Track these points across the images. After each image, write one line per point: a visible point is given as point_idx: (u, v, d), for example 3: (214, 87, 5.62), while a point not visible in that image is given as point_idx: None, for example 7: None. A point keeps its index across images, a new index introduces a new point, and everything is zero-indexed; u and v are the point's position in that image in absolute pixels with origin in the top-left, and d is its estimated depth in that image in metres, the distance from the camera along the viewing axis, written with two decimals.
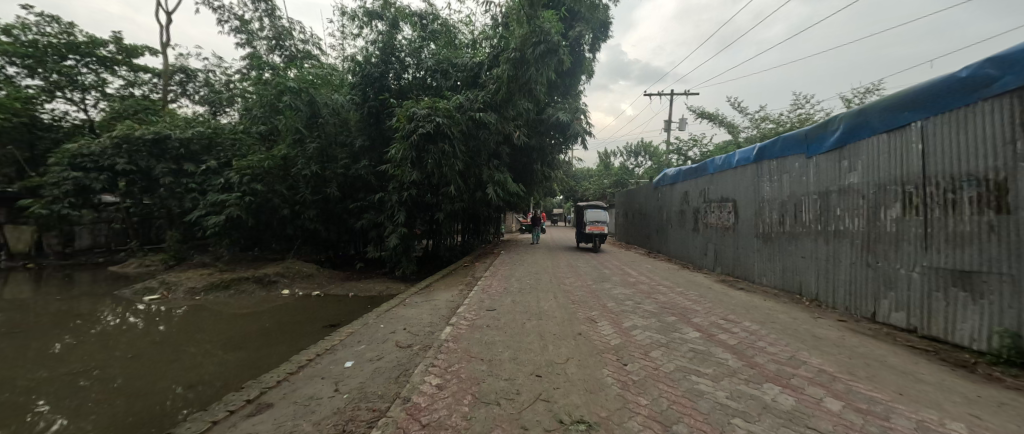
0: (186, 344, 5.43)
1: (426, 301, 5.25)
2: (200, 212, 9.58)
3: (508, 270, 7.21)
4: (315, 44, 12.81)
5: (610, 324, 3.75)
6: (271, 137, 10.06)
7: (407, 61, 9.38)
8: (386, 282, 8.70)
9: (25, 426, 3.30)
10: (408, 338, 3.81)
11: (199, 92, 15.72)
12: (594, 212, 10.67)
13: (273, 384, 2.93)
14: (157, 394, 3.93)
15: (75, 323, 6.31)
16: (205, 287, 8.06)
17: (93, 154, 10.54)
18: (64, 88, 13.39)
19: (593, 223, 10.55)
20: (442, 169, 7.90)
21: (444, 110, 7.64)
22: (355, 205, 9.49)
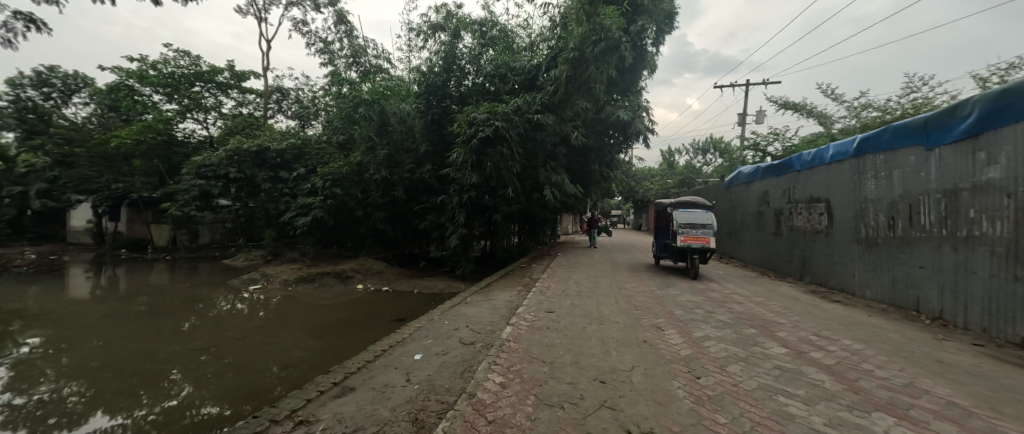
0: (280, 329, 6.21)
1: (486, 300, 5.40)
2: (292, 213, 10.91)
3: (566, 271, 7.17)
4: (386, 59, 13.88)
5: (678, 333, 3.53)
6: (348, 146, 11.11)
7: (468, 69, 9.77)
8: (447, 280, 9.11)
9: (163, 391, 4.10)
10: (470, 335, 3.94)
11: (291, 108, 17.99)
12: (687, 215, 7.14)
13: (354, 370, 3.22)
14: (258, 372, 4.54)
15: (199, 307, 7.55)
16: (294, 281, 9.12)
17: (212, 164, 12.52)
18: (193, 110, 16.09)
19: (689, 233, 6.90)
20: (500, 171, 8.05)
21: (503, 113, 7.77)
22: (419, 207, 10.09)
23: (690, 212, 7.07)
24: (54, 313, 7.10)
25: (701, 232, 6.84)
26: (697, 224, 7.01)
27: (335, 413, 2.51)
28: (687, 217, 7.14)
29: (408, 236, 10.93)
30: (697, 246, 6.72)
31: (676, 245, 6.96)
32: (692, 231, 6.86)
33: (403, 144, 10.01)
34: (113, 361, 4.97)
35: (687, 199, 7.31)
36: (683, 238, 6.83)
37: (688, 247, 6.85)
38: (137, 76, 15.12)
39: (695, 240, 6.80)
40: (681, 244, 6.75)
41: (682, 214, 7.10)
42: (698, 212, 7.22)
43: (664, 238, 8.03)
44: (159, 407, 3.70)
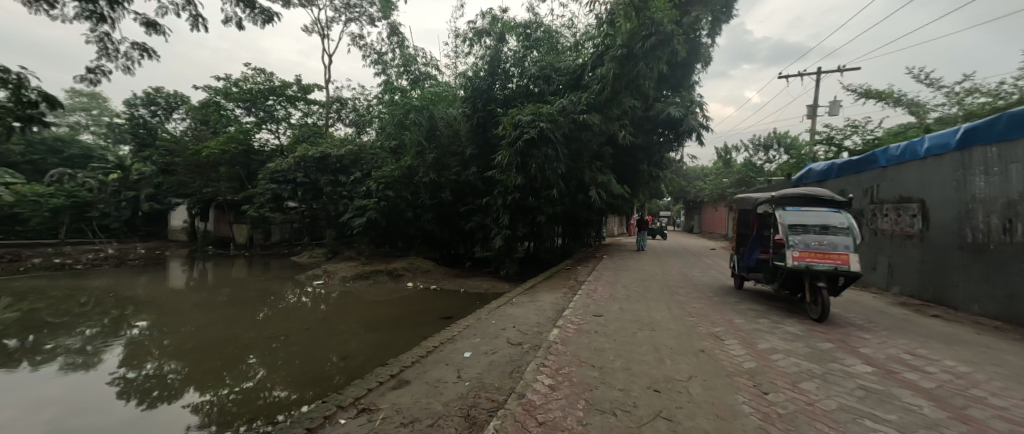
0: (340, 322, 6.69)
1: (531, 301, 5.41)
2: (349, 214, 11.74)
3: (613, 275, 6.98)
4: (434, 66, 14.44)
5: (740, 344, 3.29)
6: (399, 151, 11.72)
7: (513, 72, 9.92)
8: (492, 281, 9.27)
9: (242, 375, 4.61)
10: (518, 336, 3.97)
11: (349, 117, 19.36)
12: (802, 217, 4.71)
13: (409, 363, 3.38)
14: (321, 361, 4.92)
15: (271, 299, 8.36)
16: (351, 277, 9.77)
17: (282, 170, 13.82)
18: (267, 122, 17.90)
19: (808, 246, 4.41)
20: (545, 172, 8.03)
21: (549, 115, 7.75)
22: (464, 208, 10.37)
23: (806, 214, 4.67)
24: (159, 300, 8.25)
25: (828, 245, 4.33)
26: (820, 230, 4.54)
27: (393, 403, 2.65)
28: (800, 222, 4.70)
29: (454, 236, 11.27)
30: (821, 268, 4.22)
31: (784, 265, 4.49)
32: (812, 242, 4.40)
33: (450, 148, 10.34)
34: (203, 345, 5.67)
35: (800, 194, 4.83)
36: (798, 254, 4.38)
37: (806, 269, 4.29)
38: (222, 93, 17.12)
39: (819, 257, 4.29)
40: (793, 264, 4.32)
41: (792, 215, 4.71)
42: (820, 214, 4.73)
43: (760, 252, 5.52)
44: (240, 390, 4.17)
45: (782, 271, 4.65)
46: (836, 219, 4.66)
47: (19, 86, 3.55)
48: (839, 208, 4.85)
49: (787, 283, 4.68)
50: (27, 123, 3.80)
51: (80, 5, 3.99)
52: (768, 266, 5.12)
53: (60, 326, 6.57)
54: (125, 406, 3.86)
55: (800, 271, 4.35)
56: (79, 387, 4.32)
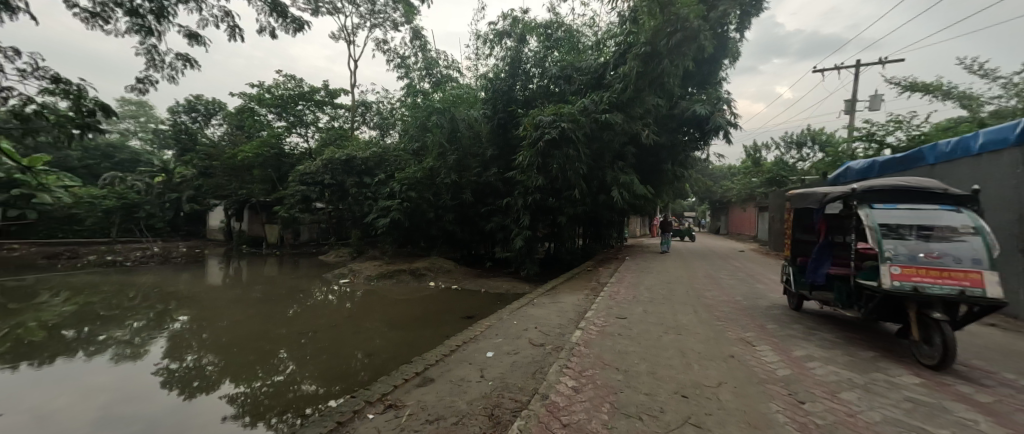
0: (365, 320, 6.87)
1: (552, 302, 5.39)
2: (374, 215, 12.07)
3: (636, 276, 6.85)
4: (455, 68, 14.64)
5: (773, 350, 3.16)
6: (422, 152, 11.95)
7: (533, 72, 9.93)
8: (512, 281, 9.29)
9: (272, 369, 4.81)
10: (540, 336, 3.96)
11: (373, 120, 19.90)
12: (898, 218, 3.26)
13: (433, 362, 3.44)
14: (346, 358, 5.08)
15: (300, 296, 8.69)
16: (375, 276, 10.03)
17: (311, 172, 14.36)
18: (296, 126, 18.65)
19: (916, 260, 2.92)
20: (566, 173, 7.97)
21: (570, 115, 7.71)
22: (485, 209, 10.45)
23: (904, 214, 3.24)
24: (199, 296, 8.76)
25: (946, 259, 2.87)
26: (930, 236, 3.08)
27: (418, 400, 2.71)
28: (898, 224, 3.22)
29: (474, 237, 11.36)
30: (938, 292, 2.76)
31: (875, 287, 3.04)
32: (920, 253, 2.94)
33: (470, 149, 10.44)
34: (239, 339, 5.96)
35: (893, 184, 3.35)
36: (899, 271, 2.91)
37: (916, 293, 2.81)
38: (255, 100, 17.97)
39: (933, 276, 2.82)
40: (892, 286, 2.86)
41: (884, 214, 3.27)
42: (928, 214, 3.25)
43: (826, 264, 4.03)
44: (271, 384, 4.36)
45: (871, 294, 3.18)
46: (956, 219, 3.15)
47: (79, 96, 3.89)
48: (957, 203, 3.31)
49: (877, 311, 3.19)
50: (86, 130, 4.14)
51: (131, 20, 4.31)
52: (844, 285, 3.66)
53: (113, 318, 7.09)
54: (170, 395, 4.11)
55: (901, 295, 2.89)
56: (127, 376, 4.63)
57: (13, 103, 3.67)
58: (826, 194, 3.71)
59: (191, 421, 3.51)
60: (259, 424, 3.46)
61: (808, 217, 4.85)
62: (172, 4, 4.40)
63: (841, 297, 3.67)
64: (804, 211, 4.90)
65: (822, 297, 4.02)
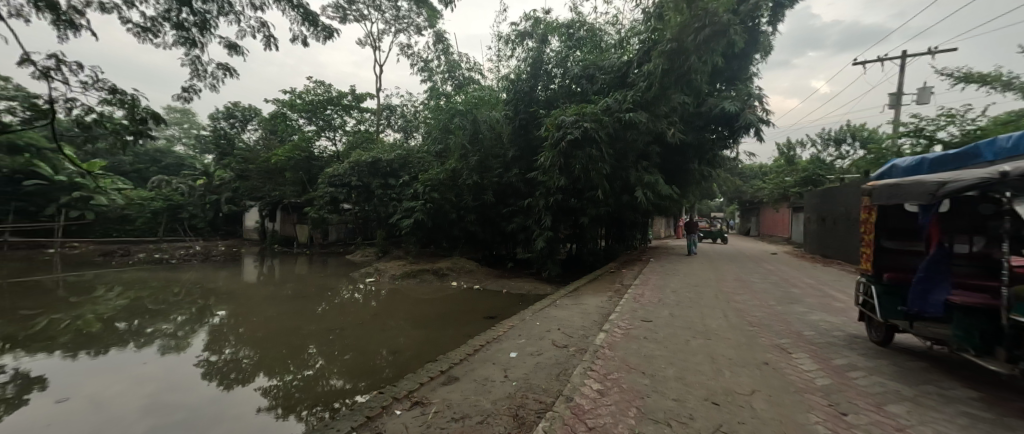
0: (390, 318, 7.04)
1: (575, 304, 5.35)
2: (398, 215, 12.36)
3: (661, 279, 6.69)
4: (477, 70, 14.81)
5: (811, 358, 3.01)
6: (444, 154, 12.14)
7: (555, 72, 9.91)
8: (534, 282, 9.28)
9: (303, 363, 5.02)
10: (563, 338, 3.93)
11: (397, 123, 20.40)
12: None
13: (457, 361, 3.48)
14: (373, 355, 5.23)
15: (328, 294, 9.00)
16: (400, 276, 10.26)
17: (339, 175, 14.89)
18: (325, 130, 19.37)
19: None
20: (589, 173, 7.88)
21: (593, 114, 7.63)
22: (507, 210, 10.49)
23: None
24: (236, 292, 9.24)
25: None
26: None
27: (444, 398, 2.75)
28: None
29: (496, 237, 11.43)
30: None
31: None
32: None
33: (492, 150, 10.52)
34: (273, 335, 6.25)
35: None
36: None
37: None
38: (287, 105, 18.79)
39: None
40: None
41: None
42: None
43: (942, 287, 2.65)
44: (302, 378, 4.55)
45: None
46: None
47: (132, 106, 4.20)
48: None
49: None
50: (138, 136, 4.47)
51: (177, 33, 4.62)
52: (981, 320, 2.29)
53: (161, 312, 7.59)
54: (210, 386, 4.35)
55: None
56: (171, 368, 4.92)
57: (77, 113, 4.01)
58: (949, 181, 2.39)
59: (230, 411, 3.71)
60: (291, 416, 3.62)
61: (895, 218, 3.51)
62: (214, 17, 4.68)
63: (972, 340, 2.32)
64: (891, 211, 3.55)
65: (938, 337, 2.63)
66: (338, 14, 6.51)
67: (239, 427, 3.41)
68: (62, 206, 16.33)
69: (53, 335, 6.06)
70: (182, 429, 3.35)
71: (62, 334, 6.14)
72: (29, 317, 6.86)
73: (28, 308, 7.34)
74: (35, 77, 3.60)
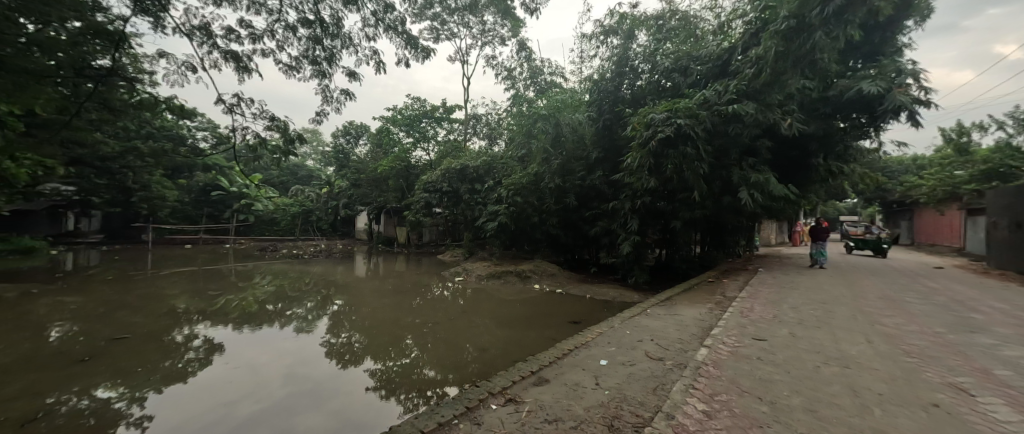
0: (477, 316, 7.41)
1: (670, 314, 4.97)
2: (484, 218, 13.05)
3: (775, 292, 5.81)
4: (559, 73, 14.88)
5: (1012, 406, 2.28)
6: (527, 159, 12.46)
7: (643, 68, 9.44)
8: (619, 289, 8.88)
9: (401, 352, 5.59)
10: (658, 350, 3.66)
11: (482, 130, 21.60)
12: None
13: (547, 363, 3.50)
14: (461, 349, 5.56)
15: (424, 290, 9.90)
16: (485, 276, 10.75)
17: (432, 181, 16.36)
18: (422, 141, 21.46)
19: None
20: (682, 173, 7.24)
21: (688, 110, 7.04)
22: (589, 213, 10.24)
23: None
24: (352, 284, 10.76)
25: None
26: None
27: (536, 399, 2.79)
28: None
29: (578, 241, 11.26)
30: None
31: None
32: None
33: (575, 153, 10.42)
34: (379, 324, 7.09)
35: None
36: None
37: None
38: (391, 121, 21.41)
39: None
40: None
41: None
42: None
43: None
44: (401, 366, 5.07)
45: None
46: None
47: (282, 129, 5.20)
48: None
49: None
50: (286, 154, 5.53)
51: (314, 68, 5.60)
52: None
53: (297, 299, 9.23)
54: (331, 364, 5.13)
55: None
56: (303, 346, 5.92)
57: (249, 138, 5.15)
58: None
59: (346, 387, 4.31)
60: (392, 398, 4.05)
61: None
62: (339, 51, 5.54)
63: None
64: None
65: None
66: (432, 36, 7.21)
67: (352, 402, 3.93)
68: (234, 211, 21.07)
69: (228, 312, 7.80)
70: (311, 398, 4.03)
71: (234, 311, 7.88)
72: (215, 296, 8.98)
73: (214, 289, 9.62)
74: (225, 112, 4.70)
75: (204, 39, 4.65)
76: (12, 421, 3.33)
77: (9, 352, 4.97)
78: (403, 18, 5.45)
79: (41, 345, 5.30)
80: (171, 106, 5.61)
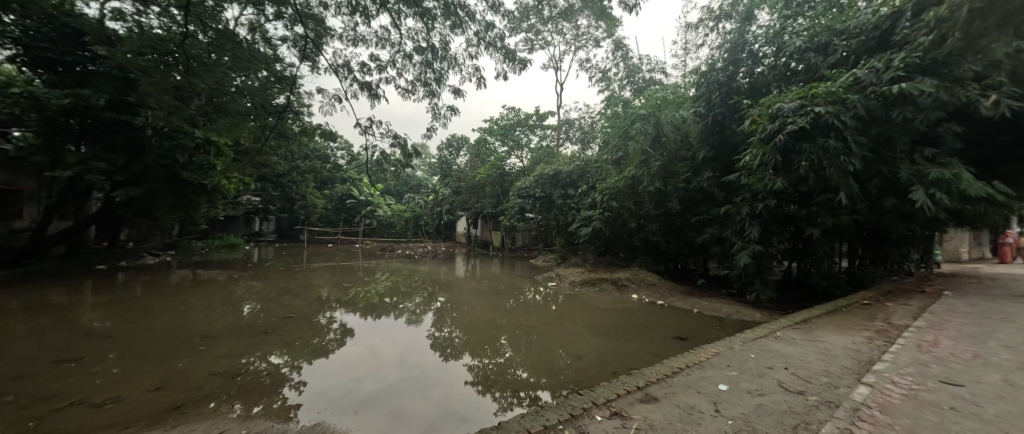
0: (570, 323, 7.33)
1: (810, 340, 4.16)
2: (577, 223, 12.96)
3: (975, 325, 4.37)
4: (659, 69, 14.04)
5: None
6: (623, 161, 11.99)
7: (764, 53, 8.19)
8: (734, 305, 7.80)
9: (496, 351, 5.85)
10: (795, 381, 3.09)
11: (575, 135, 21.65)
12: None
13: (654, 380, 3.25)
14: (554, 355, 5.55)
15: (519, 293, 10.23)
16: (579, 282, 10.60)
17: (525, 186, 16.90)
18: (515, 149, 22.49)
19: None
20: (820, 170, 6.05)
21: (829, 96, 5.86)
22: (695, 219, 9.27)
23: None
24: (456, 284, 11.75)
25: None
26: None
27: (645, 416, 2.62)
28: None
29: (683, 250, 10.27)
30: None
31: None
32: None
33: (678, 153, 9.62)
34: (478, 322, 7.55)
35: None
36: None
37: None
38: (488, 132, 23.03)
39: None
40: None
41: None
42: None
43: None
44: (496, 364, 5.31)
45: None
46: None
47: (402, 145, 6.02)
48: None
49: None
50: (404, 167, 6.35)
51: (424, 89, 6.30)
52: None
53: (410, 294, 10.45)
54: (435, 355, 5.67)
55: None
56: (413, 336, 6.69)
57: (377, 154, 6.08)
58: None
59: (446, 379, 4.68)
60: (488, 394, 4.27)
61: None
62: (446, 72, 6.15)
63: None
64: None
65: None
66: (527, 48, 7.49)
67: (453, 393, 4.26)
68: (362, 216, 25.00)
69: (359, 301, 9.27)
70: (417, 384, 4.49)
71: (363, 301, 9.32)
72: (351, 288, 10.77)
73: (350, 282, 11.55)
74: (361, 133, 5.62)
75: (347, 75, 5.66)
76: (227, 373, 4.50)
77: (222, 321, 6.76)
78: (502, 34, 5.77)
79: (241, 317, 7.05)
80: (321, 130, 6.93)
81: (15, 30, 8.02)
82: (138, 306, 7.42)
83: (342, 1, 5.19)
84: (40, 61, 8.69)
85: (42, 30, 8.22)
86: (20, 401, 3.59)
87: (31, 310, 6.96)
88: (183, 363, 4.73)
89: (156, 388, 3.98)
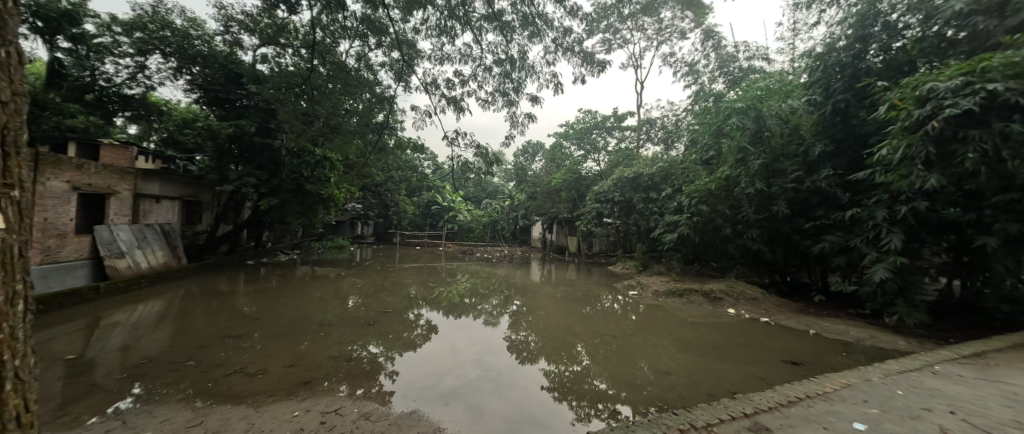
0: (653, 335, 6.88)
1: (986, 379, 3.27)
2: (661, 229, 12.13)
3: None
4: (759, 56, 12.57)
5: None
6: (715, 160, 10.94)
7: (906, 23, 6.74)
8: (865, 328, 6.50)
9: (574, 358, 5.78)
10: (966, 430, 2.45)
11: (657, 135, 20.43)
12: None
13: (764, 407, 2.87)
14: (634, 368, 5.26)
15: (597, 300, 9.93)
16: (663, 292, 9.88)
17: (602, 190, 16.41)
18: (591, 153, 22.06)
19: None
20: (994, 163, 4.75)
21: (1008, 68, 4.59)
22: (809, 224, 8.01)
23: None
24: (533, 288, 11.88)
25: None
26: None
27: None
28: None
29: (792, 260, 8.92)
30: None
31: None
32: None
33: (785, 150, 8.54)
34: (555, 328, 7.52)
35: None
36: None
37: None
38: (563, 136, 23.00)
39: None
40: None
41: None
42: None
43: None
44: (574, 371, 5.26)
45: None
46: None
47: (483, 154, 6.34)
48: None
49: None
50: (486, 174, 6.65)
51: (503, 100, 6.55)
52: None
53: (488, 296, 10.87)
54: (512, 357, 5.81)
55: None
56: (491, 336, 6.97)
57: (461, 163, 6.49)
58: None
59: (523, 382, 4.75)
60: (565, 403, 4.20)
61: None
62: (524, 81, 6.32)
63: None
64: None
65: None
66: (605, 49, 7.31)
67: (530, 396, 4.31)
68: (445, 221, 26.82)
69: (443, 301, 9.92)
70: (494, 384, 4.65)
71: (449, 301, 9.94)
72: (437, 288, 11.61)
73: (437, 283, 12.41)
74: (448, 144, 6.04)
75: (435, 91, 6.15)
76: (340, 357, 5.20)
77: (333, 312, 7.84)
78: (581, 38, 5.73)
79: (348, 310, 8.09)
80: (412, 144, 7.62)
81: (199, 79, 10.44)
82: (273, 295, 9.02)
83: (432, 24, 5.69)
84: (214, 101, 11.20)
85: (216, 76, 10.59)
86: (201, 366, 4.62)
87: (203, 295, 8.90)
88: (306, 345, 5.60)
89: (290, 365, 4.76)
